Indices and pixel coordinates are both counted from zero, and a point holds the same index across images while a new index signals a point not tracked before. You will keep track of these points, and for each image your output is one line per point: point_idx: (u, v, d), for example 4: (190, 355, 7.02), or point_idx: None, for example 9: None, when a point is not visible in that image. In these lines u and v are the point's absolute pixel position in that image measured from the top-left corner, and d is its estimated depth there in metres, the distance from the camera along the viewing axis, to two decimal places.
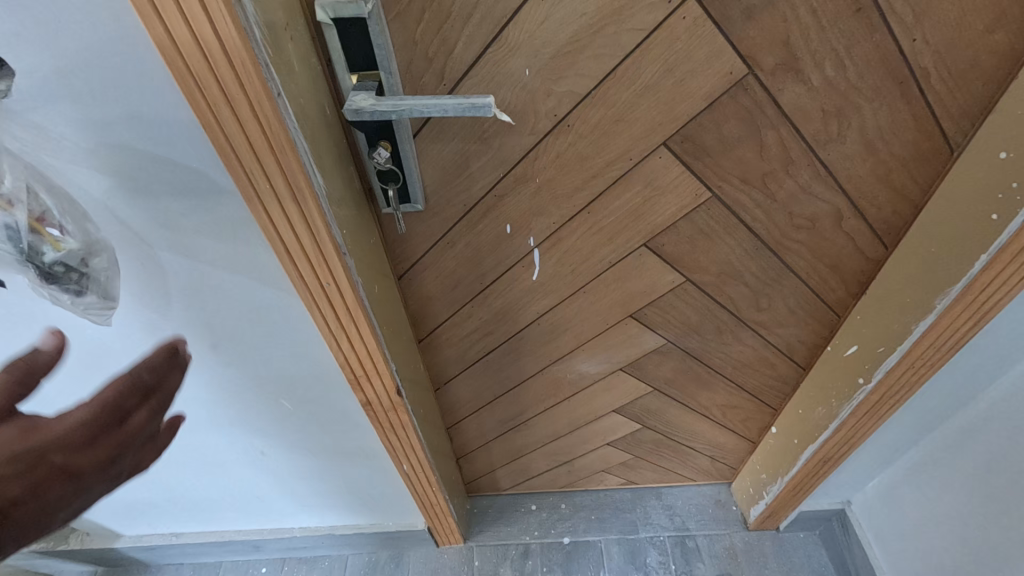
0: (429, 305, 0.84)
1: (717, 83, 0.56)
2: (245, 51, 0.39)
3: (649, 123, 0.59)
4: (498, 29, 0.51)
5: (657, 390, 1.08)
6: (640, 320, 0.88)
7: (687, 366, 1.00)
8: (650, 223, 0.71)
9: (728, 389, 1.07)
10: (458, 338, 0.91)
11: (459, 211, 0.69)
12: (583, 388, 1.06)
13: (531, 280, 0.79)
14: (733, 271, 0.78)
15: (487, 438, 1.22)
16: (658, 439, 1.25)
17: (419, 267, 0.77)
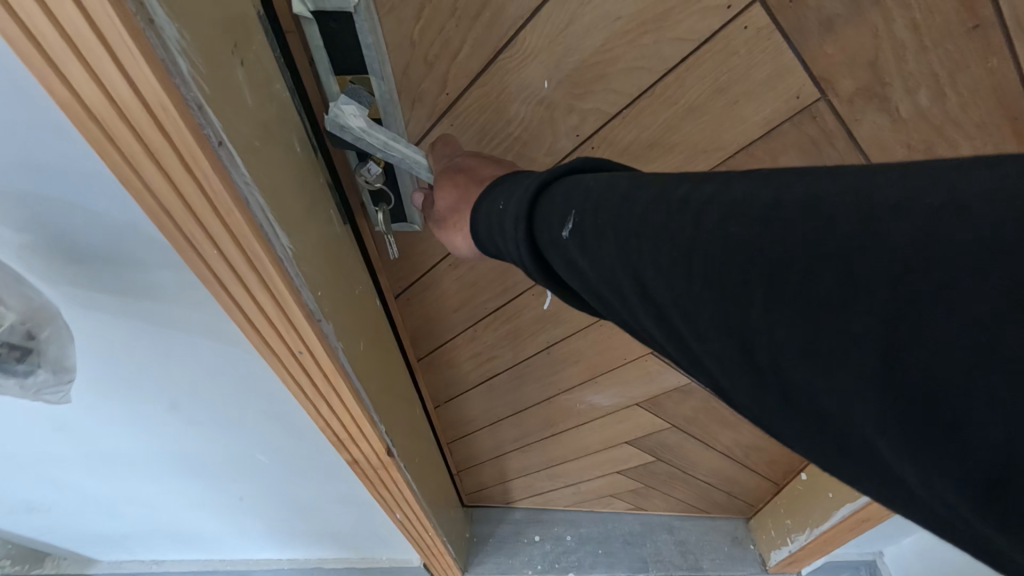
0: (427, 327, 0.77)
1: (778, 108, 0.45)
2: (165, 91, 0.27)
3: (690, 151, 0.49)
4: (513, 32, 0.42)
5: (675, 426, 0.99)
6: (662, 358, 0.80)
7: (711, 406, 0.91)
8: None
9: (755, 432, 0.98)
10: (459, 360, 0.84)
11: None
12: (595, 418, 0.98)
13: (542, 309, 0.71)
14: None
15: (490, 454, 1.16)
16: (672, 472, 1.17)
17: (417, 288, 0.69)
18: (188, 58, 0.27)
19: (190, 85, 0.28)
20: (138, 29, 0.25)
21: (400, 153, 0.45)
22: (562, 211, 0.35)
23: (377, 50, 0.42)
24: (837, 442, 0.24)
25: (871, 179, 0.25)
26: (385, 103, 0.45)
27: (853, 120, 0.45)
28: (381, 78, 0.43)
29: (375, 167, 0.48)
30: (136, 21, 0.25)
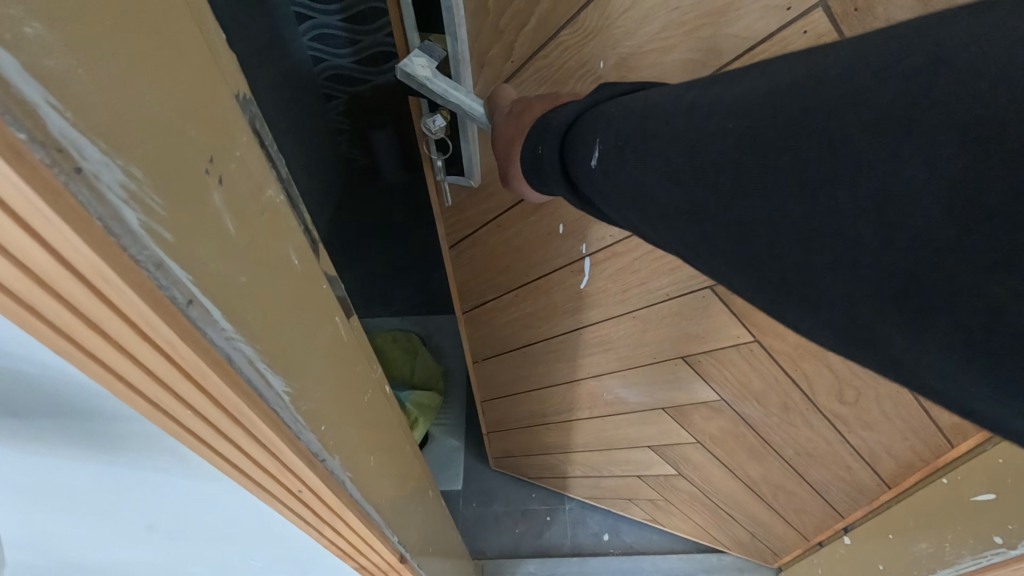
0: (474, 284, 0.83)
1: None
2: (101, 255, 0.19)
3: None
4: (576, 11, 0.45)
5: (701, 444, 0.96)
6: (692, 367, 0.78)
7: (739, 431, 0.88)
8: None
9: (783, 472, 0.93)
10: (498, 321, 0.90)
11: (512, 199, 0.65)
12: (620, 412, 0.98)
13: (578, 288, 0.74)
14: (816, 348, 0.66)
15: (518, 423, 1.21)
16: (694, 493, 1.14)
17: (467, 243, 0.75)
18: (141, 206, 0.20)
19: (141, 240, 0.20)
20: (56, 187, 0.17)
21: (459, 104, 0.50)
22: (590, 139, 0.41)
23: (458, 14, 0.47)
24: (846, 320, 0.29)
25: (844, 69, 0.29)
26: (456, 63, 0.50)
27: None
28: (457, 40, 0.48)
29: (440, 121, 0.54)
30: (54, 177, 0.17)
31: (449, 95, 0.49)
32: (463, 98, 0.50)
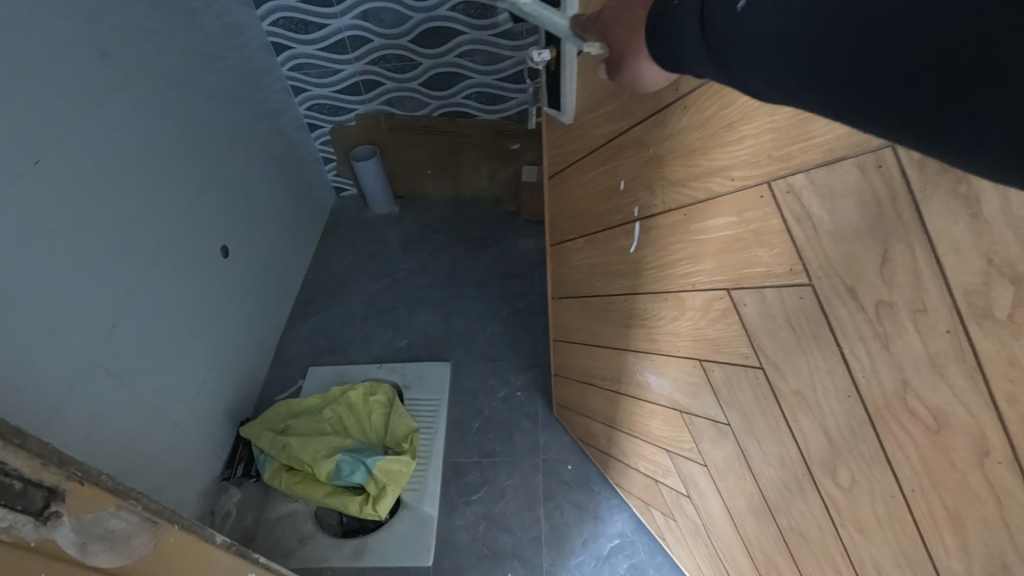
0: (560, 219, 0.95)
1: (844, 138, 0.43)
2: None
3: (762, 148, 0.50)
4: None
5: (707, 469, 0.93)
6: (707, 374, 0.77)
7: (740, 469, 0.83)
8: (737, 263, 0.61)
9: (776, 544, 0.85)
10: (570, 262, 0.99)
11: (593, 143, 0.74)
12: (646, 399, 1.00)
13: (629, 252, 0.79)
14: (812, 401, 0.60)
15: (573, 374, 1.30)
16: (698, 526, 1.09)
17: (558, 177, 0.87)
18: None
19: None
20: None
21: (542, 22, 0.61)
22: None
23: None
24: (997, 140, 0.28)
25: None
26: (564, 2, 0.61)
27: (918, 173, 0.39)
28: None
29: (543, 55, 0.66)
30: None
31: (533, 13, 0.61)
32: (544, 16, 0.60)
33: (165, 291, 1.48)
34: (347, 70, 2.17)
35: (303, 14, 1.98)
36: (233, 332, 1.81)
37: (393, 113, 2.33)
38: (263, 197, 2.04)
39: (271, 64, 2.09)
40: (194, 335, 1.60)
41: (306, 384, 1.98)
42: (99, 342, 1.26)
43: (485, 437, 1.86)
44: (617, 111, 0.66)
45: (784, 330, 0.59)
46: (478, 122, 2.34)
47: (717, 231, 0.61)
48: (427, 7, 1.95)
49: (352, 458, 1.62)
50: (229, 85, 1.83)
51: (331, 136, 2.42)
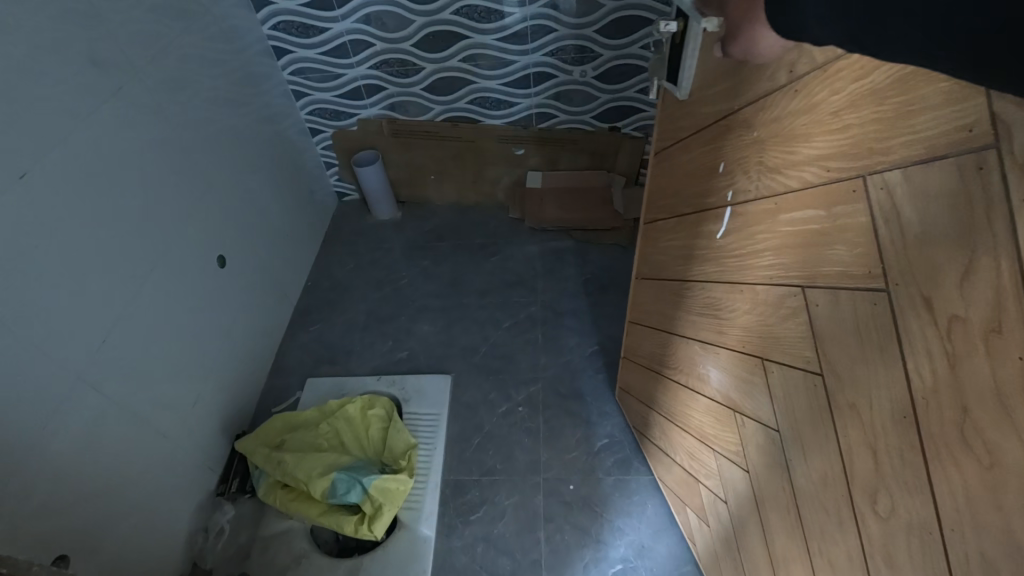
0: (658, 195, 1.01)
1: (950, 136, 0.44)
2: None
3: (862, 141, 0.52)
4: None
5: (750, 478, 0.93)
6: (766, 374, 0.78)
7: (779, 481, 0.83)
8: (813, 260, 0.62)
9: (803, 569, 0.83)
10: (660, 241, 1.06)
11: (703, 122, 0.79)
12: (701, 393, 1.03)
13: (715, 237, 0.83)
14: (864, 418, 0.60)
15: (639, 358, 1.35)
16: (728, 535, 1.09)
17: (669, 151, 0.93)
18: None
19: None
20: None
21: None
22: None
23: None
24: None
25: None
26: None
27: (1022, 183, 0.39)
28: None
29: (669, 27, 0.69)
30: None
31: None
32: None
33: (154, 305, 1.59)
34: (349, 74, 2.36)
35: (304, 18, 2.17)
36: (220, 332, 1.91)
37: (396, 118, 2.53)
38: (257, 203, 2.19)
39: (274, 70, 2.30)
40: (182, 355, 1.70)
41: (304, 396, 2.17)
42: (87, 354, 1.36)
43: (485, 453, 1.97)
44: (727, 91, 0.70)
45: (852, 338, 0.59)
46: (483, 127, 2.53)
47: (803, 223, 0.62)
48: (430, 12, 2.12)
49: (348, 477, 1.69)
50: (227, 114, 2.00)
51: (334, 142, 2.64)
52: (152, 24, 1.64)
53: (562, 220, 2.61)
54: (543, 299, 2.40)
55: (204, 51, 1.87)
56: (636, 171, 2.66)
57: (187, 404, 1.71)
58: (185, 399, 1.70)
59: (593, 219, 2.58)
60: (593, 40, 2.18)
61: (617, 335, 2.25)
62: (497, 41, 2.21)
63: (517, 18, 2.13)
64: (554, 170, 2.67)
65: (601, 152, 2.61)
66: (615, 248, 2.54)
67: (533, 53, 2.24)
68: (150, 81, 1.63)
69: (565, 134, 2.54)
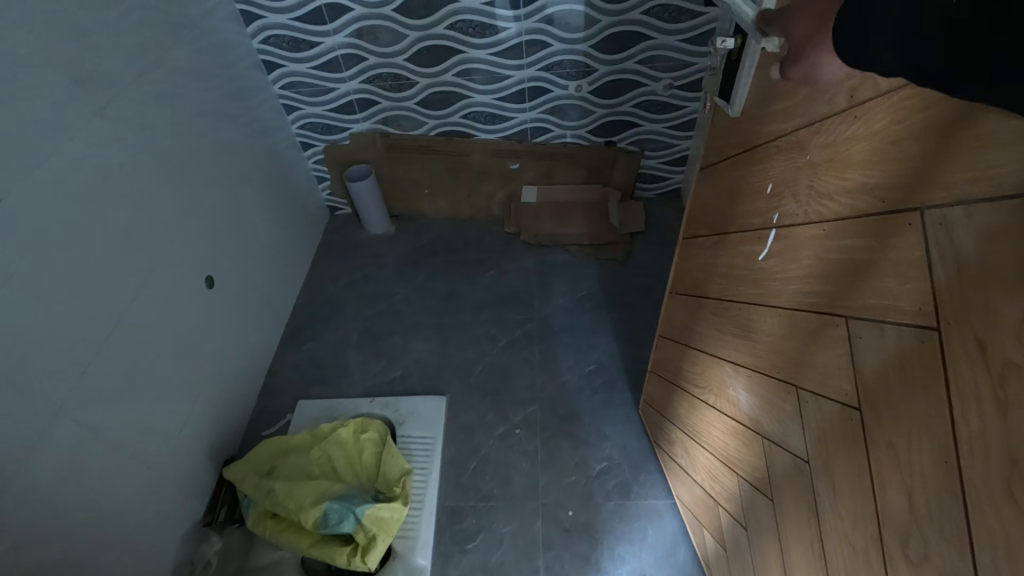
0: (702, 212, 1.01)
1: (1016, 175, 0.42)
2: None
3: (923, 173, 0.51)
4: None
5: (773, 506, 0.92)
6: (798, 402, 0.77)
7: (803, 513, 0.81)
8: (859, 290, 0.61)
9: None
10: (699, 259, 1.06)
11: (754, 141, 0.78)
12: (729, 417, 1.02)
13: (756, 258, 0.83)
14: (903, 458, 0.58)
15: (668, 374, 1.37)
16: (749, 562, 1.08)
17: (717, 168, 0.93)
18: None
19: None
20: None
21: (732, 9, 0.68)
22: None
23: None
24: None
25: None
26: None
27: None
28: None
29: (728, 43, 0.71)
30: None
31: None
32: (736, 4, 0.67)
33: (139, 329, 1.53)
34: (342, 88, 2.33)
35: (294, 32, 2.13)
36: (208, 352, 1.84)
37: (389, 132, 2.51)
38: (248, 220, 2.15)
39: (264, 83, 2.27)
40: (166, 379, 1.63)
41: (294, 419, 2.11)
42: (69, 386, 1.30)
43: (482, 477, 1.92)
44: (782, 112, 0.69)
45: (894, 374, 0.57)
46: (478, 143, 2.52)
47: (854, 253, 0.61)
48: (424, 26, 2.10)
49: (340, 507, 1.63)
50: (217, 130, 1.96)
51: (326, 155, 2.61)
52: (140, 38, 1.60)
53: (558, 236, 2.63)
54: (540, 316, 2.38)
55: (193, 65, 1.83)
56: (632, 183, 2.68)
57: (169, 429, 1.64)
58: (167, 424, 1.63)
59: (589, 234, 2.60)
60: (589, 56, 2.19)
61: (614, 352, 2.23)
62: (491, 56, 2.19)
63: (512, 33, 2.11)
64: (549, 184, 2.67)
65: (597, 165, 2.61)
66: (611, 265, 2.54)
67: (528, 67, 2.23)
68: (138, 96, 1.59)
69: (560, 149, 2.54)
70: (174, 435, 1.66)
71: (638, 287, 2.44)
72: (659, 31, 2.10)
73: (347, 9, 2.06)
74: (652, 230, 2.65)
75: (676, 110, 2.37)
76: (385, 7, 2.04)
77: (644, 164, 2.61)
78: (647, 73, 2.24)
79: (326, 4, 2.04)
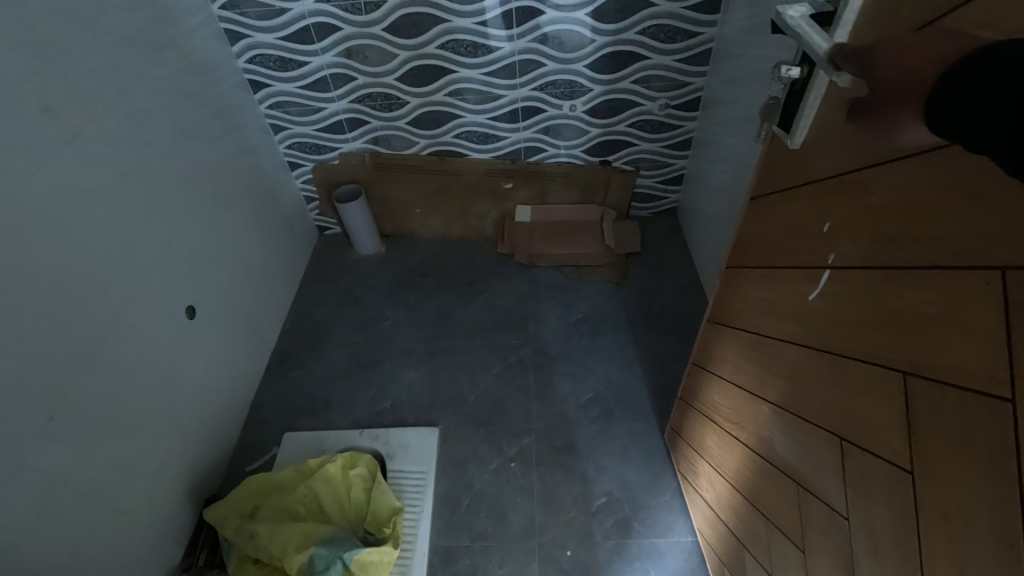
0: (749, 243, 0.97)
1: None
2: None
3: (1002, 229, 0.47)
4: (947, 10, 0.52)
5: (806, 563, 0.86)
6: (840, 457, 0.72)
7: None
8: (922, 347, 0.56)
9: None
10: (741, 291, 1.02)
11: (809, 177, 0.74)
12: (763, 459, 0.97)
13: (806, 298, 0.78)
14: (960, 538, 0.52)
15: (701, 403, 1.33)
16: None
17: (765, 200, 0.88)
18: None
19: None
20: None
21: (799, 37, 0.65)
22: None
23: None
24: None
25: None
26: (837, 25, 0.64)
27: None
28: (847, 6, 0.63)
29: (793, 71, 0.66)
30: None
31: (794, 26, 0.66)
32: (805, 31, 0.64)
33: (114, 366, 1.45)
34: (330, 108, 2.29)
35: (281, 52, 2.09)
36: (187, 383, 1.75)
37: (379, 151, 2.46)
38: (232, 243, 2.08)
39: (251, 103, 2.23)
40: (140, 415, 1.53)
41: (280, 453, 2.01)
42: (34, 434, 1.21)
43: (476, 515, 1.84)
44: (848, 147, 0.65)
45: (954, 441, 0.53)
46: (472, 162, 2.49)
47: (922, 304, 0.56)
48: (416, 46, 2.06)
49: (326, 554, 1.53)
50: (201, 151, 1.89)
51: (314, 175, 2.56)
52: (118, 57, 1.55)
53: (552, 257, 2.59)
54: (535, 341, 2.32)
55: (174, 84, 1.77)
56: (627, 204, 2.67)
57: (143, 468, 1.54)
58: (142, 463, 1.54)
59: (584, 256, 2.57)
60: (585, 75, 2.17)
61: (611, 379, 2.17)
62: (484, 75, 2.17)
63: (505, 52, 2.09)
64: (543, 205, 2.64)
65: (591, 186, 2.59)
66: (608, 287, 2.50)
67: (522, 87, 2.21)
68: (116, 120, 1.52)
69: (554, 169, 2.52)
70: (150, 473, 1.57)
71: (635, 311, 2.40)
72: (654, 50, 2.09)
73: (336, 28, 2.02)
74: (649, 252, 2.62)
75: (670, 130, 2.37)
76: (375, 27, 2.01)
77: (639, 183, 2.60)
78: (642, 92, 2.23)
79: (314, 23, 2.00)
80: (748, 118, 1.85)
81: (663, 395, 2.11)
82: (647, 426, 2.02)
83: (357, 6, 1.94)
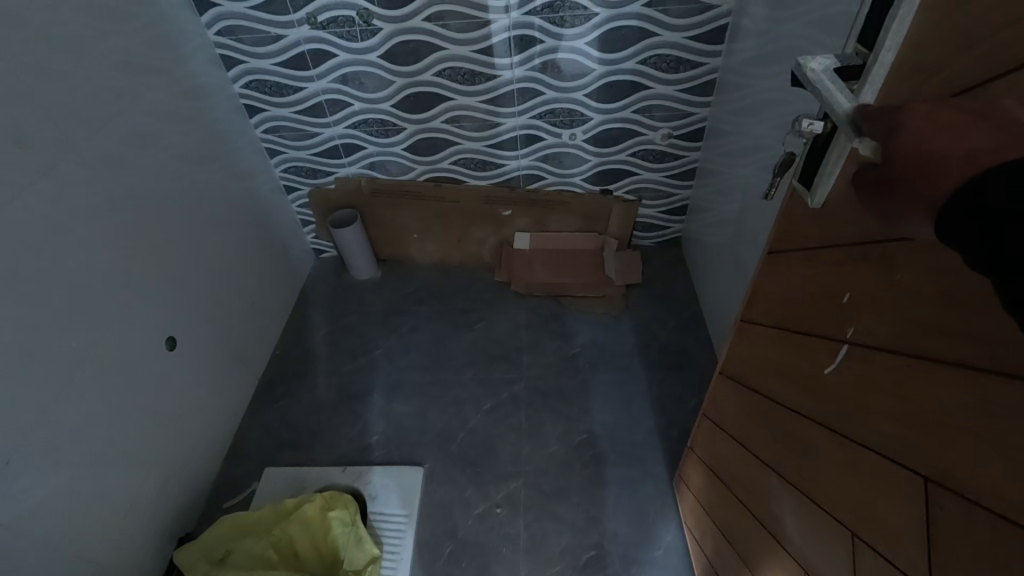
0: (765, 298, 0.90)
1: None
2: None
3: None
4: (986, 78, 0.49)
5: None
6: (855, 555, 0.65)
7: None
8: (951, 456, 0.51)
9: None
10: (753, 348, 0.96)
11: (828, 239, 0.70)
12: (766, 534, 0.90)
13: (822, 371, 0.72)
14: None
15: (706, 457, 1.25)
16: None
17: (782, 257, 0.83)
18: None
19: None
20: None
21: (822, 94, 0.61)
22: None
23: (893, 39, 0.58)
24: None
25: None
26: (865, 80, 0.61)
27: None
28: (878, 60, 0.60)
29: (815, 126, 0.62)
30: None
31: (816, 81, 0.62)
32: (829, 89, 0.60)
33: (86, 398, 1.38)
34: (326, 133, 2.27)
35: (276, 77, 2.08)
36: (167, 411, 1.68)
37: (376, 177, 2.44)
38: (223, 267, 2.03)
39: (247, 126, 2.22)
40: (111, 452, 1.45)
41: (260, 488, 1.93)
42: None
43: (458, 566, 1.74)
44: (870, 219, 0.60)
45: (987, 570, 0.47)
46: (468, 188, 2.46)
47: (952, 406, 0.51)
48: (413, 72, 2.05)
49: None
50: (193, 174, 1.86)
51: (310, 199, 2.53)
52: (110, 81, 1.52)
53: (550, 287, 2.54)
54: (529, 376, 2.25)
55: (168, 108, 1.75)
56: (629, 233, 2.63)
57: (112, 505, 1.46)
58: (111, 499, 1.45)
59: (582, 286, 2.52)
60: (585, 103, 2.16)
61: (607, 419, 2.09)
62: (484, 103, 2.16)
63: (506, 79, 2.08)
64: (541, 232, 2.60)
65: (592, 215, 2.56)
66: (607, 319, 2.44)
67: (520, 115, 2.20)
68: (104, 146, 1.49)
69: (552, 197, 2.49)
70: (121, 508, 1.49)
71: (635, 345, 2.33)
72: (659, 81, 2.08)
73: (333, 55, 2.01)
74: (649, 284, 2.57)
75: (673, 160, 2.35)
76: (370, 54, 2.00)
77: (641, 212, 2.58)
78: (646, 122, 2.21)
79: (310, 49, 1.99)
80: (754, 150, 1.82)
81: (660, 436, 2.03)
82: (643, 471, 1.94)
83: (353, 33, 1.94)
